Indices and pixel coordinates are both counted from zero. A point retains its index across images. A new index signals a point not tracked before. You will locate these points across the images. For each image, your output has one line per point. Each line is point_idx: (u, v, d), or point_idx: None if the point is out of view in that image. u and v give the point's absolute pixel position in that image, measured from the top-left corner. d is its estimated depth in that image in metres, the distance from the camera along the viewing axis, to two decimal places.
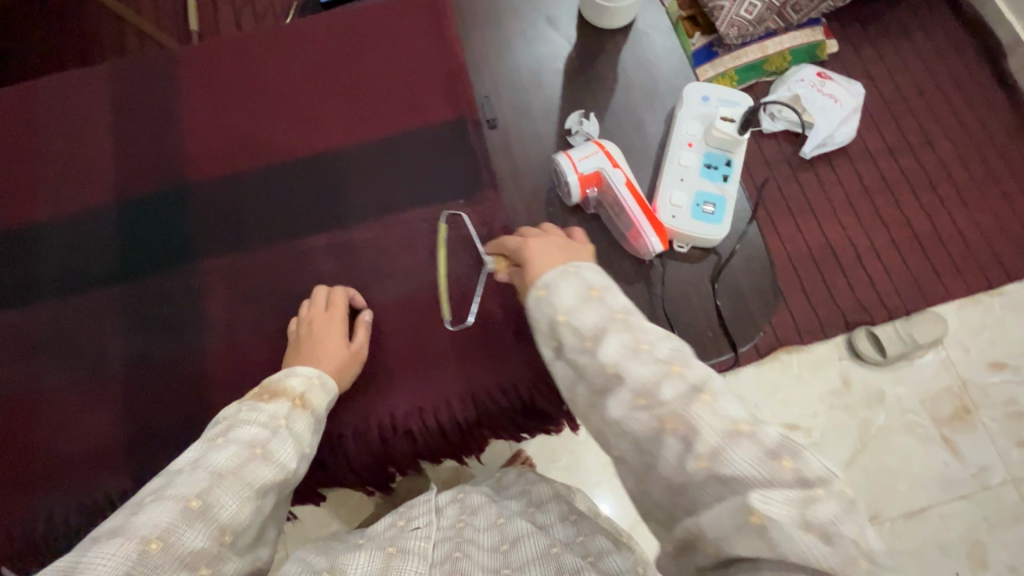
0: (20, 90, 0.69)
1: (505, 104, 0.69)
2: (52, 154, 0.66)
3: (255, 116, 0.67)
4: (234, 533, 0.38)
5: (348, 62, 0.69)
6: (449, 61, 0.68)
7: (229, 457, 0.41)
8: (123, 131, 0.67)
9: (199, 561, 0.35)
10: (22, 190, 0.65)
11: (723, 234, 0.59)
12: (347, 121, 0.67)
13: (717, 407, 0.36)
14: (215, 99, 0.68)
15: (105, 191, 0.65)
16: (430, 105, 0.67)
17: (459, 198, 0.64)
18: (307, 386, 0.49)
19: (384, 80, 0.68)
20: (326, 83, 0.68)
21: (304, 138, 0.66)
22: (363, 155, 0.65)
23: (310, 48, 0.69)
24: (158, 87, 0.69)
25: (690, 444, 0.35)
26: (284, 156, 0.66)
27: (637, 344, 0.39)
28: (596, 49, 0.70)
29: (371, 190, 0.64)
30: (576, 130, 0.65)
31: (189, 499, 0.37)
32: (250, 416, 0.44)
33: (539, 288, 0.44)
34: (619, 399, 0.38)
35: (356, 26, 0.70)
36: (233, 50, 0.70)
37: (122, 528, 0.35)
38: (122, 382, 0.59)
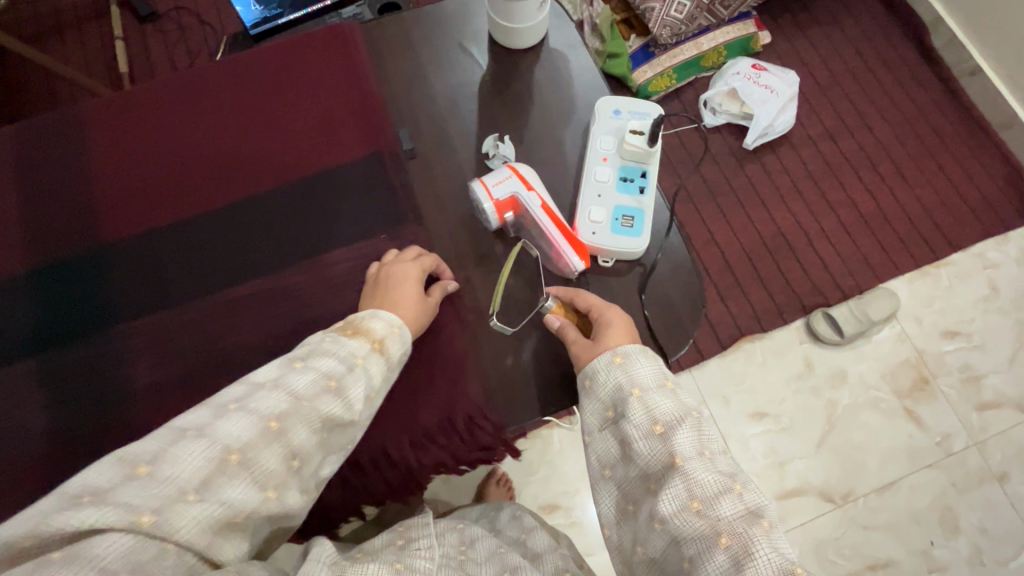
0: None
1: (425, 131, 0.68)
2: None
3: (172, 166, 0.66)
4: (302, 458, 0.42)
5: (264, 102, 0.68)
6: (364, 94, 0.68)
7: (307, 383, 0.44)
8: (32, 192, 0.65)
9: (269, 480, 0.40)
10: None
11: (643, 246, 0.61)
12: (266, 165, 0.66)
13: (774, 542, 0.41)
14: (129, 150, 0.66)
15: (17, 257, 0.63)
16: (346, 142, 0.66)
17: (382, 232, 0.63)
18: (388, 333, 0.51)
19: (302, 118, 0.67)
20: (244, 125, 0.67)
21: (224, 185, 0.65)
22: (280, 200, 0.64)
23: (226, 91, 0.68)
24: (66, 144, 0.67)
25: (740, 563, 0.40)
26: (204, 206, 0.64)
27: (703, 449, 0.46)
28: (511, 69, 0.70)
29: (293, 233, 0.63)
30: (493, 153, 0.66)
31: (268, 419, 0.41)
32: (332, 348, 0.47)
33: (617, 355, 0.52)
34: (672, 494, 0.44)
35: (270, 64, 0.69)
36: (145, 99, 0.68)
37: (207, 430, 0.39)
38: (44, 458, 0.56)
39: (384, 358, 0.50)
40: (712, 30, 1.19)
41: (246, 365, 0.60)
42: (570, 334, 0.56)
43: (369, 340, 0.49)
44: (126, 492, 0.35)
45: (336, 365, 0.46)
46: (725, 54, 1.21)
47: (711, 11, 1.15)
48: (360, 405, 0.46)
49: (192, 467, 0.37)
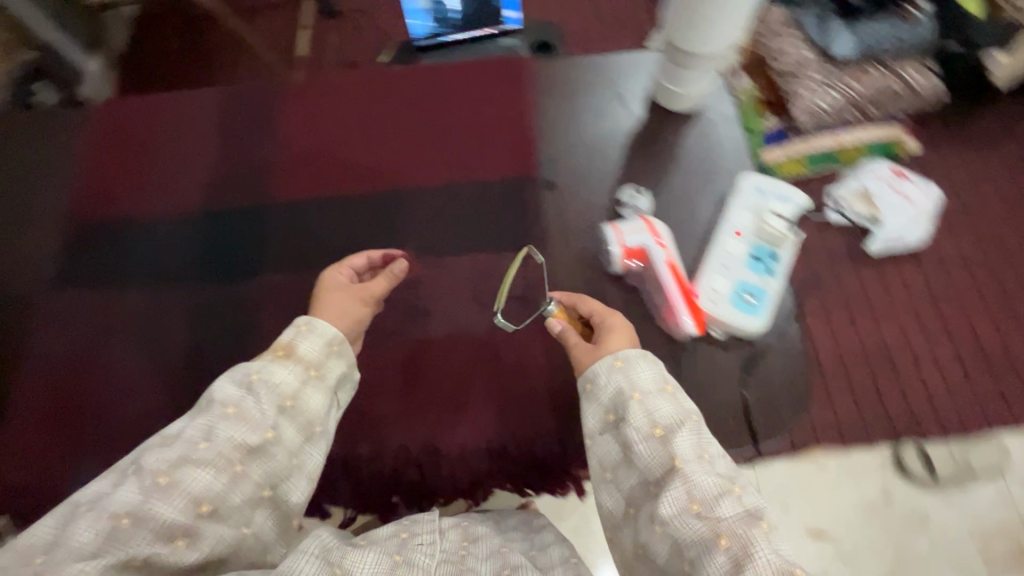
0: (147, 100, 0.79)
1: (566, 166, 0.71)
2: (159, 157, 0.75)
3: (338, 150, 0.74)
4: (210, 501, 0.44)
5: (430, 112, 0.75)
6: (521, 124, 0.73)
7: (201, 424, 0.47)
8: (222, 147, 0.75)
9: (174, 532, 0.42)
10: (127, 185, 0.74)
11: (760, 327, 0.61)
12: (418, 167, 0.72)
13: (773, 544, 0.43)
14: (306, 129, 0.75)
15: (194, 194, 0.73)
16: (489, 160, 0.72)
17: (505, 250, 0.67)
18: (292, 334, 0.53)
19: (459, 133, 0.73)
20: (408, 127, 0.74)
21: (377, 176, 0.72)
22: (417, 197, 0.70)
23: (399, 94, 0.76)
24: (259, 112, 0.77)
25: (739, 563, 0.41)
26: (357, 190, 0.71)
27: (700, 451, 0.48)
28: (660, 128, 0.73)
29: (426, 233, 0.69)
30: (627, 203, 0.68)
31: (160, 474, 0.44)
32: (225, 377, 0.50)
33: (617, 359, 0.53)
34: (673, 498, 0.46)
35: (444, 81, 0.76)
36: (331, 87, 0.77)
37: (98, 505, 0.42)
38: (168, 379, 0.64)
39: (292, 360, 0.52)
40: (854, 126, 1.16)
41: None
42: (570, 337, 0.57)
43: (272, 351, 0.52)
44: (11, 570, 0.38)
45: (232, 392, 0.48)
46: (863, 152, 1.14)
47: (858, 108, 1.15)
48: (270, 423, 0.48)
49: (80, 540, 0.40)
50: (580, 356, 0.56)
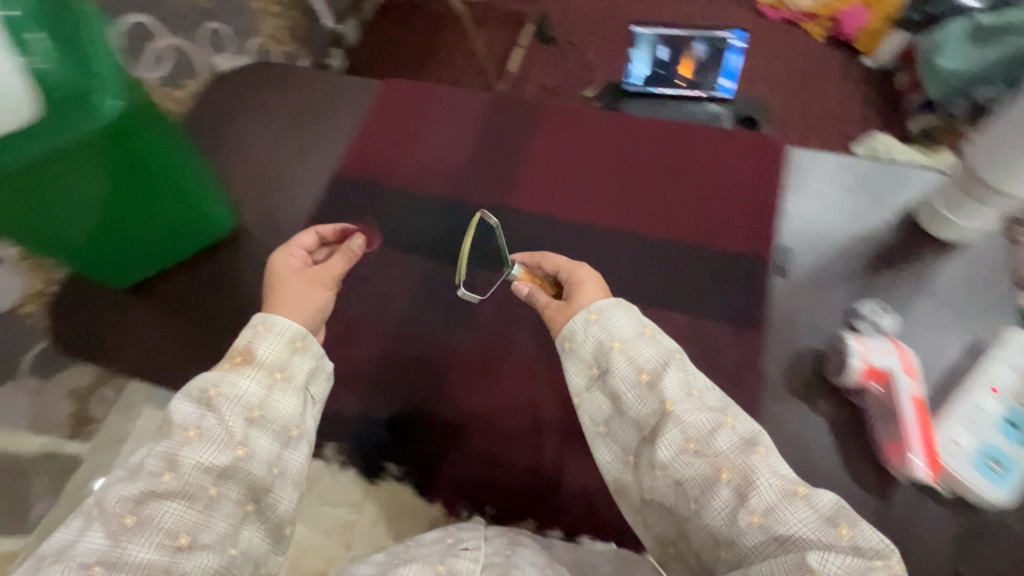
0: (447, 97, 1.00)
1: (802, 255, 0.82)
2: (455, 148, 0.95)
3: (608, 188, 0.90)
4: (184, 533, 0.53)
5: (687, 174, 0.91)
6: (765, 207, 0.87)
7: (164, 453, 0.55)
8: (507, 155, 0.94)
9: (150, 570, 0.51)
10: (412, 157, 0.96)
11: (1003, 499, 0.65)
12: (672, 219, 0.87)
13: (772, 467, 0.55)
14: (582, 160, 0.93)
15: (446, 179, 0.93)
16: (692, 226, 0.87)
17: (724, 323, 0.80)
18: (247, 331, 0.63)
19: (710, 200, 0.89)
20: (667, 182, 0.90)
21: (638, 219, 0.88)
22: (659, 243, 0.86)
23: (662, 151, 0.92)
24: (541, 134, 0.96)
25: (740, 491, 0.54)
26: (617, 224, 0.87)
27: (689, 388, 0.60)
28: (909, 256, 0.80)
29: (660, 279, 0.84)
30: (868, 316, 0.74)
31: (125, 517, 0.52)
32: (181, 400, 0.58)
33: (592, 313, 0.65)
34: (671, 441, 0.58)
35: (703, 150, 0.92)
36: (607, 126, 0.95)
37: (64, 555, 0.51)
38: (408, 332, 0.86)
39: (250, 363, 0.61)
40: None
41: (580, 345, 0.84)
42: (541, 298, 0.72)
43: (230, 358, 0.61)
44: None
45: (194, 413, 0.57)
46: None
47: None
48: (235, 443, 0.56)
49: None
50: (561, 318, 0.68)
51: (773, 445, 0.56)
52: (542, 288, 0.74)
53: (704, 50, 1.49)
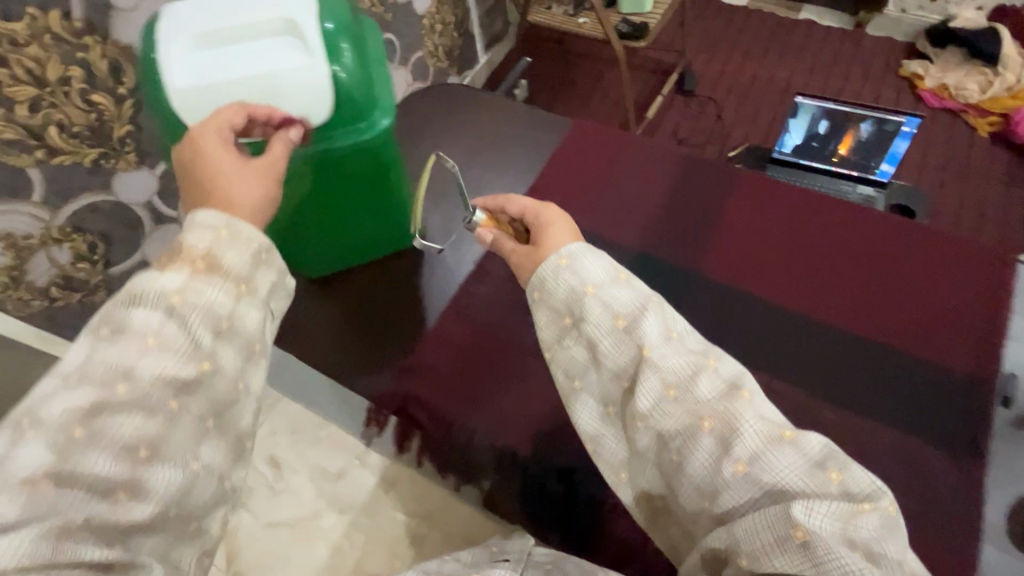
0: (636, 144, 0.94)
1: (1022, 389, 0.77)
2: (649, 201, 0.90)
3: (824, 281, 0.83)
4: (147, 447, 0.47)
5: (906, 274, 0.83)
6: (992, 323, 0.79)
7: (112, 364, 0.48)
8: (709, 221, 0.88)
9: (108, 487, 0.45)
10: (600, 198, 0.90)
11: None
12: (897, 326, 0.79)
13: (755, 412, 0.53)
14: (792, 241, 0.86)
15: (643, 227, 0.87)
16: (916, 334, 0.79)
17: (939, 451, 0.72)
18: (208, 240, 0.54)
19: (932, 305, 0.81)
20: (887, 278, 0.83)
21: (861, 321, 0.80)
22: (878, 349, 0.78)
23: (878, 243, 0.85)
24: (741, 204, 0.89)
25: (725, 440, 0.52)
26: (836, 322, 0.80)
27: (670, 331, 0.59)
28: None
29: (878, 391, 0.75)
30: None
31: (74, 429, 0.45)
32: (137, 302, 0.50)
33: (563, 259, 0.64)
34: (650, 390, 0.57)
35: (924, 251, 0.85)
36: (817, 207, 0.88)
37: (2, 473, 0.44)
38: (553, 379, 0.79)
39: (221, 273, 0.53)
40: None
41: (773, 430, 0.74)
42: (507, 245, 0.71)
43: (189, 265, 0.53)
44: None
45: (154, 319, 0.50)
46: None
47: None
48: (198, 355, 0.51)
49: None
50: (530, 269, 0.67)
51: (758, 389, 0.56)
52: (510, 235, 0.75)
53: (865, 131, 1.42)
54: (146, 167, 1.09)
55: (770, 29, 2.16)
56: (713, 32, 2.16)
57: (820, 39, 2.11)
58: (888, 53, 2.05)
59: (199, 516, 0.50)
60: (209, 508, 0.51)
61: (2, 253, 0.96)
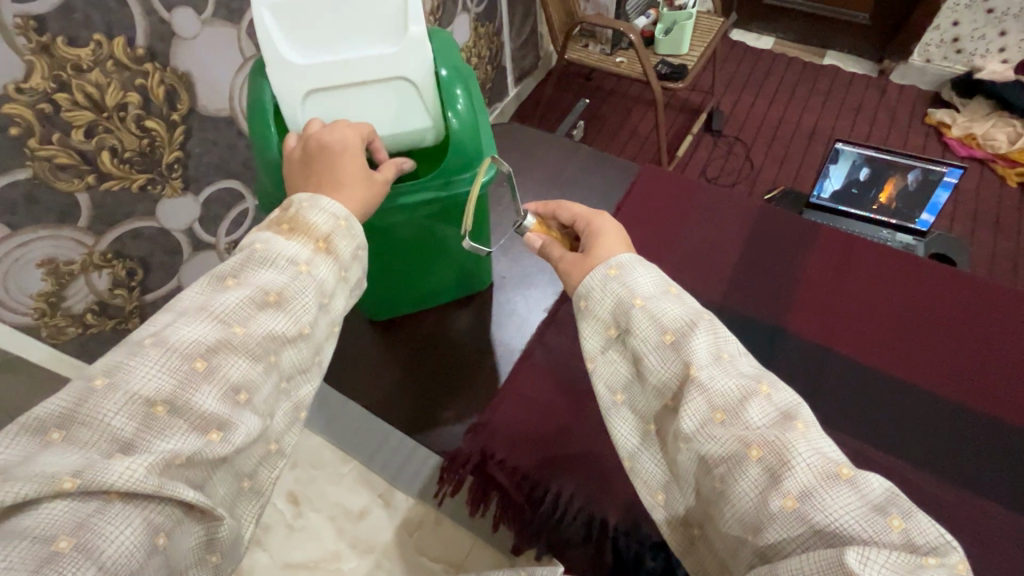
0: (702, 191, 0.92)
1: None
2: (715, 245, 0.86)
3: (904, 334, 0.76)
4: (247, 392, 0.43)
5: (996, 334, 0.75)
6: None
7: (239, 305, 0.45)
8: (775, 267, 0.83)
9: (211, 425, 0.41)
10: (669, 243, 0.87)
11: None
12: (990, 391, 0.71)
13: (812, 442, 0.41)
14: (866, 291, 0.79)
15: (712, 274, 0.83)
16: (1014, 401, 0.70)
17: None
18: (332, 230, 0.52)
19: None
20: (974, 337, 0.75)
21: (947, 382, 0.72)
22: (970, 414, 0.69)
23: (961, 300, 0.79)
24: (810, 251, 0.84)
25: (774, 473, 0.39)
26: (920, 380, 0.72)
27: (720, 352, 0.47)
28: None
29: (978, 461, 0.66)
30: None
31: (196, 358, 0.42)
32: (263, 262, 0.48)
33: (611, 268, 0.53)
34: (694, 411, 0.44)
35: (1014, 311, 0.77)
36: (891, 260, 0.82)
37: (119, 383, 0.39)
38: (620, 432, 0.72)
39: (334, 257, 0.52)
40: None
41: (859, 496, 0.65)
42: (554, 252, 0.60)
43: (312, 241, 0.51)
44: (47, 459, 0.35)
45: (278, 278, 0.48)
46: None
47: None
48: (307, 318, 0.48)
49: (115, 424, 0.38)
50: (574, 278, 0.56)
51: (818, 421, 0.43)
52: (558, 242, 0.63)
53: (913, 182, 1.40)
54: (191, 194, 1.07)
55: (796, 73, 2.19)
56: (740, 75, 2.19)
57: (846, 85, 2.15)
58: (913, 101, 2.08)
59: (251, 476, 0.45)
60: (258, 467, 0.46)
61: (41, 280, 0.92)
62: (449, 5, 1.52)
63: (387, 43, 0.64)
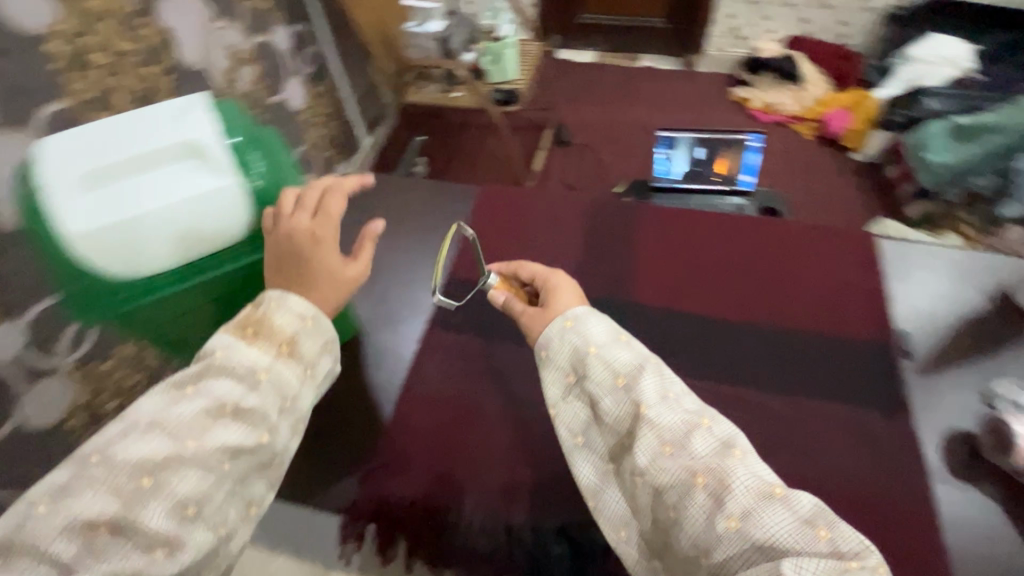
0: (529, 198, 0.99)
1: (930, 340, 0.73)
2: (552, 244, 0.93)
3: (709, 281, 0.84)
4: (194, 506, 0.45)
5: (781, 262, 0.85)
6: (872, 289, 0.79)
7: (194, 418, 0.48)
8: (598, 250, 0.91)
9: (153, 542, 0.43)
10: (513, 252, 0.92)
11: None
12: (784, 310, 0.79)
13: (751, 467, 0.46)
14: (675, 253, 0.89)
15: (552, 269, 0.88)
16: (809, 314, 0.78)
17: (875, 410, 0.67)
18: (298, 331, 0.56)
19: (817, 285, 0.81)
20: (765, 268, 0.84)
21: (753, 312, 0.79)
22: (778, 333, 0.76)
23: (751, 241, 0.88)
24: (633, 232, 0.93)
25: (717, 495, 0.44)
26: (727, 317, 0.79)
27: (665, 389, 0.52)
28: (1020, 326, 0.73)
29: (790, 374, 0.71)
30: (1003, 396, 0.63)
31: (143, 475, 0.44)
32: (222, 372, 0.51)
33: (568, 318, 0.58)
34: (645, 446, 0.49)
35: (796, 238, 0.87)
36: (688, 222, 0.92)
37: (62, 506, 0.42)
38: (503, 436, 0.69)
39: (296, 359, 0.55)
40: None
41: None
42: (514, 307, 0.63)
43: (275, 344, 0.54)
44: None
45: (233, 388, 0.50)
46: None
47: None
48: (266, 424, 0.51)
49: (53, 548, 0.41)
50: (535, 330, 0.60)
51: (753, 448, 0.48)
52: (518, 298, 0.66)
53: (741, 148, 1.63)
54: None
55: (620, 79, 2.44)
56: (574, 88, 2.40)
57: (663, 81, 2.43)
58: (719, 85, 2.40)
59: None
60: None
61: None
62: (274, 73, 1.50)
63: (165, 130, 0.59)
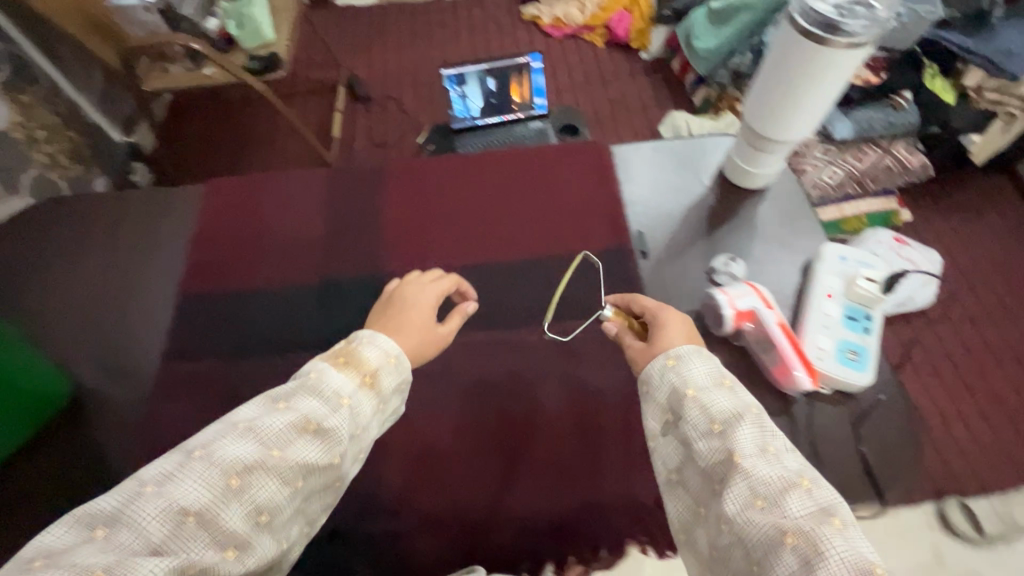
0: (249, 181, 0.84)
1: (661, 237, 0.77)
2: (281, 227, 0.79)
3: (456, 228, 0.78)
4: (267, 515, 0.41)
5: (524, 190, 0.81)
6: (612, 197, 0.79)
7: (280, 427, 0.44)
8: (336, 220, 0.79)
9: (229, 541, 0.39)
10: (235, 247, 0.78)
11: (867, 380, 0.63)
12: (530, 239, 0.77)
13: (850, 542, 0.37)
14: (419, 205, 0.80)
15: (284, 256, 0.77)
16: (556, 237, 0.77)
17: None
18: (382, 366, 0.50)
19: (562, 205, 0.79)
20: (510, 200, 0.80)
21: (502, 250, 0.76)
22: (527, 266, 0.74)
23: (494, 174, 0.83)
24: (373, 190, 0.82)
25: (809, 562, 0.37)
26: (477, 263, 0.75)
27: (765, 445, 0.43)
28: (735, 202, 0.79)
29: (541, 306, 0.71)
30: (722, 269, 0.71)
31: (231, 474, 0.41)
32: (316, 389, 0.47)
33: (670, 358, 0.51)
34: (735, 494, 0.42)
35: (538, 160, 0.84)
36: (425, 169, 0.83)
37: (166, 488, 0.39)
38: None
39: (376, 393, 0.49)
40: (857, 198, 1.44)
41: (471, 404, 0.67)
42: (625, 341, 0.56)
43: (359, 374, 0.49)
44: (84, 554, 0.35)
45: (317, 406, 0.46)
46: (865, 222, 1.45)
47: (860, 184, 1.41)
48: (340, 448, 0.46)
49: (149, 529, 0.37)
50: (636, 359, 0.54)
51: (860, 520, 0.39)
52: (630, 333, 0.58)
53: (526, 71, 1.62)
54: None
55: (408, 17, 2.28)
56: (360, 37, 2.21)
57: (452, 12, 2.31)
58: (508, 6, 2.33)
59: None
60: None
61: None
62: None
63: None
